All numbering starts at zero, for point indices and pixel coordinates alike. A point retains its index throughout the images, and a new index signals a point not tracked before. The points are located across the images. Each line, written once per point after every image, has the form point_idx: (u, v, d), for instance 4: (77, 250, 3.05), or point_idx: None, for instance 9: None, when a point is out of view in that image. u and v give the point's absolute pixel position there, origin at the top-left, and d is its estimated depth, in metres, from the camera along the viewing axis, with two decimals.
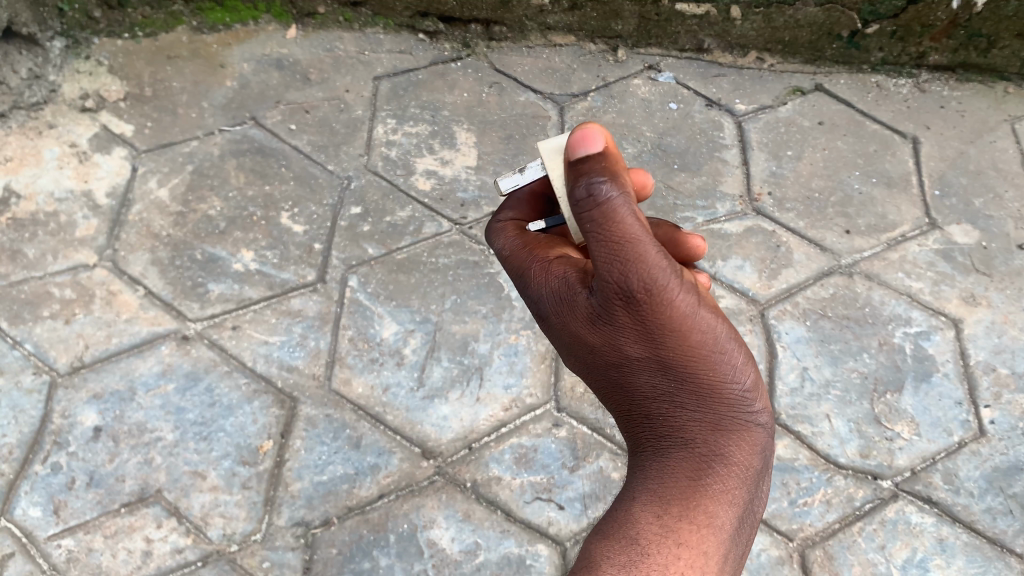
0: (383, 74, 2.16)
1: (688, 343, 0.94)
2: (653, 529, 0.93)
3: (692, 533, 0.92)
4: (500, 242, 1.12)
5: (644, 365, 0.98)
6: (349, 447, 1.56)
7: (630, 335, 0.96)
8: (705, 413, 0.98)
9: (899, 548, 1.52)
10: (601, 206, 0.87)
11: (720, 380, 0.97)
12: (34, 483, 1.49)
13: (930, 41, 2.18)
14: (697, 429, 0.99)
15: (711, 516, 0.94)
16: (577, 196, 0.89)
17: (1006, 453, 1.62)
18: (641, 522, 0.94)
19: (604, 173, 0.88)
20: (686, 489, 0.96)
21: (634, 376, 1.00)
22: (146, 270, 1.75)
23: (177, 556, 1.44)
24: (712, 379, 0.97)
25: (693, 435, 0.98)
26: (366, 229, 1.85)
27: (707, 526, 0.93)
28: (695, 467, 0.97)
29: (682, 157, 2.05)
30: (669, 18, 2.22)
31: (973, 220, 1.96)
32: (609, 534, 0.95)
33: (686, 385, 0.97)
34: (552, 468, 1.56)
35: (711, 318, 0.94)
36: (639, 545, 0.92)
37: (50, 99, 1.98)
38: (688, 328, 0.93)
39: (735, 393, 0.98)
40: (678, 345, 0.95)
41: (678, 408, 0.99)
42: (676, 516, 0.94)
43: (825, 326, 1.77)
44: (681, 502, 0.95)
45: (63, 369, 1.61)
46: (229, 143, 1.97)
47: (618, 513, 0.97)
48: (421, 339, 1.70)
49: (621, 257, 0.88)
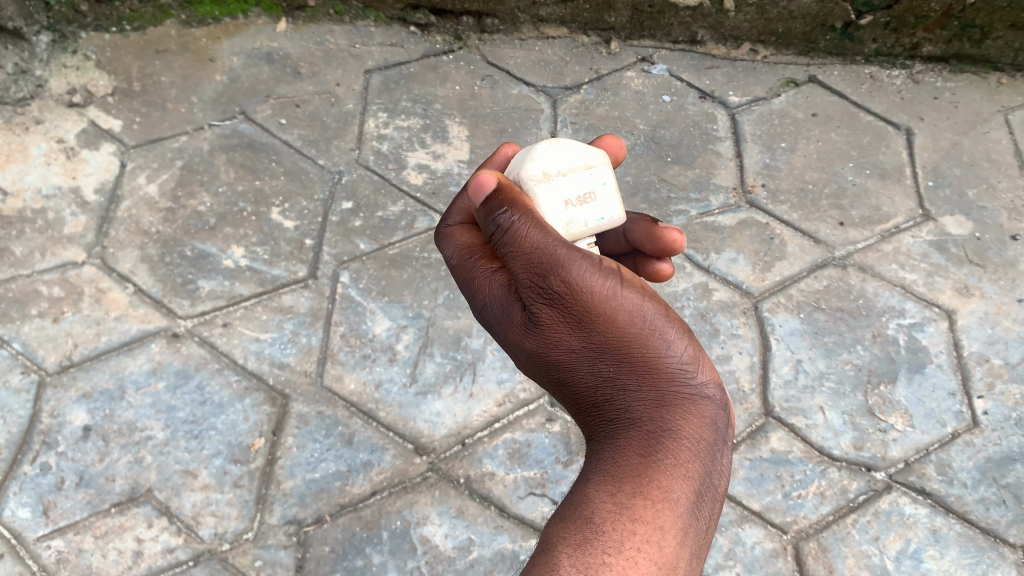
0: (373, 68, 2.14)
1: (618, 327, 0.97)
2: (607, 506, 0.88)
3: (647, 508, 0.87)
4: (450, 248, 1.11)
5: (583, 360, 1.00)
6: (341, 444, 1.55)
7: (563, 330, 0.98)
8: (648, 392, 0.98)
9: (893, 539, 1.52)
10: (506, 231, 0.95)
11: (656, 358, 0.98)
12: (23, 484, 1.48)
13: (924, 32, 2.17)
14: (641, 411, 0.97)
15: (665, 491, 0.89)
16: (489, 231, 0.96)
17: (1000, 443, 1.62)
18: (594, 502, 0.89)
19: (505, 204, 0.95)
20: (638, 466, 0.92)
21: (578, 372, 1.01)
22: (135, 267, 1.74)
23: (169, 556, 1.43)
24: (647, 357, 0.98)
25: (640, 416, 0.97)
26: (358, 224, 1.84)
27: (663, 501, 0.88)
28: (644, 444, 0.94)
29: (675, 149, 2.04)
30: (663, 10, 2.20)
31: (967, 211, 1.95)
32: (563, 517, 0.90)
33: (626, 369, 0.98)
34: (546, 463, 1.56)
35: (635, 300, 0.97)
36: (593, 523, 0.87)
37: (36, 94, 1.95)
38: (616, 311, 0.96)
39: (673, 367, 0.98)
40: (609, 331, 0.97)
41: (622, 391, 0.99)
42: (631, 493, 0.89)
43: (819, 318, 1.77)
44: (634, 479, 0.91)
45: (51, 369, 1.59)
46: (218, 139, 1.95)
47: (572, 497, 0.92)
48: (414, 335, 1.69)
49: (535, 264, 0.94)
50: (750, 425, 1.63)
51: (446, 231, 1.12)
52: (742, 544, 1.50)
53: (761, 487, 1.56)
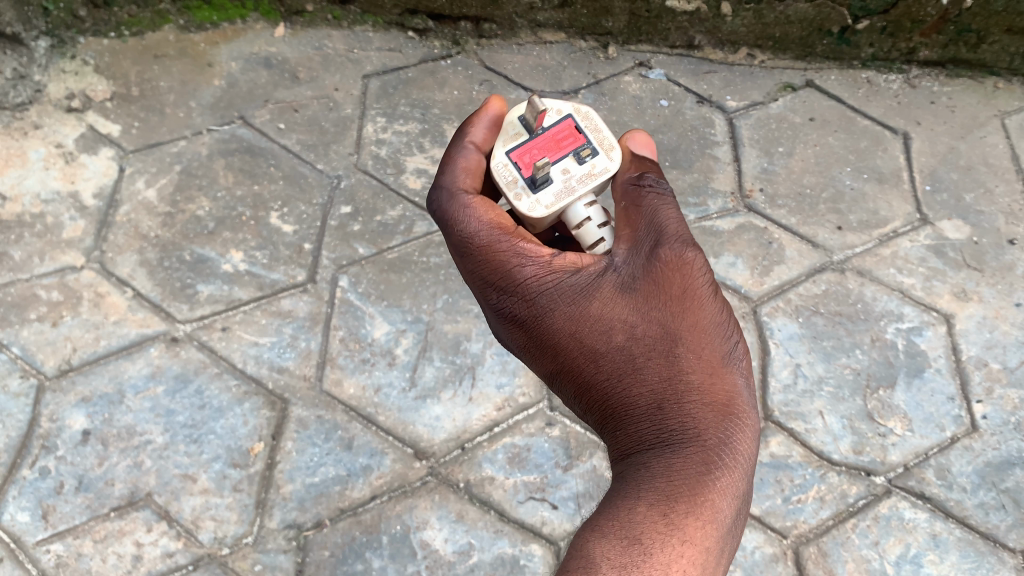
0: (372, 73, 2.14)
1: (702, 322, 0.95)
2: (657, 526, 0.85)
3: (698, 529, 0.85)
4: (471, 222, 1.01)
5: (660, 347, 0.94)
6: (341, 448, 1.55)
7: (659, 306, 0.95)
8: (716, 400, 0.93)
9: (893, 544, 1.52)
10: (660, 194, 1.03)
11: (725, 363, 0.95)
12: (22, 489, 1.47)
13: (920, 37, 2.18)
14: (706, 417, 0.92)
15: (715, 511, 0.87)
16: (648, 183, 1.03)
17: (999, 448, 1.62)
18: (644, 520, 0.86)
19: (660, 176, 1.06)
20: (692, 483, 0.88)
21: (647, 364, 0.94)
22: (134, 271, 1.73)
23: (168, 561, 1.43)
24: (720, 360, 0.95)
25: (701, 424, 0.91)
26: (357, 229, 1.84)
27: (712, 523, 0.86)
28: (702, 459, 0.90)
29: (673, 154, 2.04)
30: (660, 15, 2.21)
31: (964, 215, 1.96)
32: (607, 531, 0.86)
33: (698, 368, 0.93)
34: (545, 467, 1.55)
35: (719, 300, 0.99)
36: (640, 544, 0.84)
37: (35, 99, 1.95)
38: (704, 304, 0.96)
39: (737, 378, 0.96)
40: (696, 323, 0.95)
41: (689, 399, 0.92)
42: (683, 512, 0.86)
43: (817, 323, 1.77)
44: (687, 498, 0.87)
45: (50, 372, 1.59)
46: (217, 143, 1.95)
47: (614, 507, 0.88)
48: (413, 339, 1.69)
49: (668, 230, 0.99)
50: None
51: (460, 202, 1.02)
52: (741, 549, 1.50)
53: (761, 491, 1.56)
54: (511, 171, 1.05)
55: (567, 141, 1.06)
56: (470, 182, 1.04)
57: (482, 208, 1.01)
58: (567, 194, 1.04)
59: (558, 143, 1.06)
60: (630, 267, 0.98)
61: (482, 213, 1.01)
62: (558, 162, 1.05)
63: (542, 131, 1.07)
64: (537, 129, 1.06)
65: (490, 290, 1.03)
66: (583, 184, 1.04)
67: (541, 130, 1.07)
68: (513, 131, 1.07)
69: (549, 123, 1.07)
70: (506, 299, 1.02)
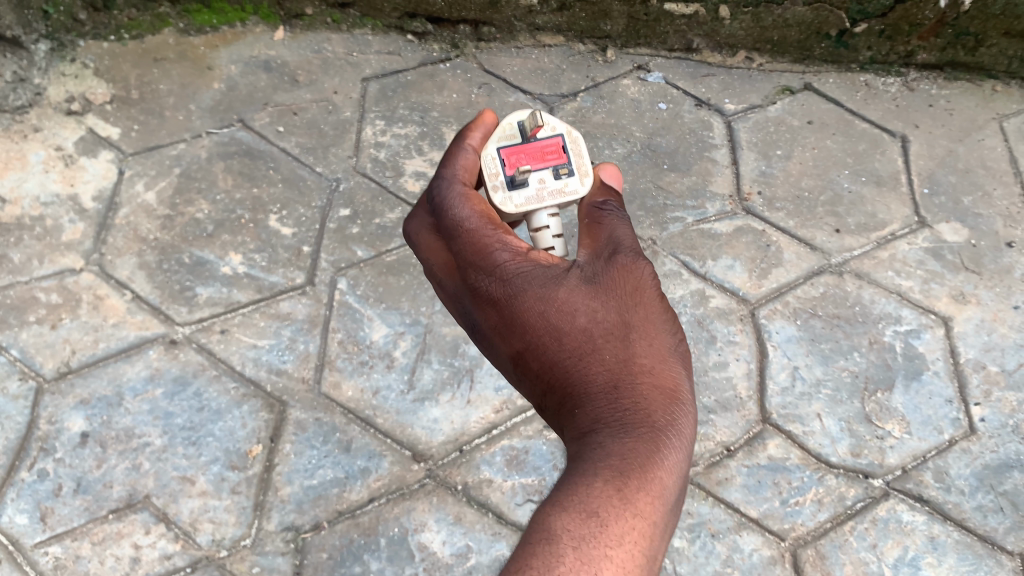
0: (371, 76, 2.15)
1: (654, 315, 0.95)
2: (611, 498, 0.81)
3: (647, 504, 0.82)
4: (461, 208, 1.00)
5: (618, 332, 0.93)
6: (339, 451, 1.55)
7: (618, 296, 0.95)
8: (667, 384, 0.91)
9: (891, 546, 1.51)
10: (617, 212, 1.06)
11: (673, 353, 0.94)
12: (20, 491, 1.47)
13: (918, 40, 2.19)
14: (658, 398, 0.89)
15: (662, 489, 0.83)
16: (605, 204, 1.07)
17: (997, 450, 1.62)
18: (596, 492, 0.81)
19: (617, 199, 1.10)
20: (644, 459, 0.84)
21: (605, 347, 0.92)
22: (133, 274, 1.74)
23: (166, 563, 1.43)
24: (670, 350, 0.94)
25: (653, 403, 0.88)
26: (356, 231, 1.84)
27: (659, 499, 0.83)
28: (654, 436, 0.86)
29: (672, 157, 2.05)
30: (658, 19, 2.22)
31: (962, 218, 1.96)
32: (565, 505, 0.81)
33: (650, 354, 0.92)
34: (543, 470, 1.55)
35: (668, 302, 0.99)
36: (597, 516, 0.80)
37: (34, 102, 1.96)
38: (656, 301, 0.96)
39: (684, 370, 0.95)
40: (649, 315, 0.95)
41: (642, 379, 0.90)
42: (635, 488, 0.82)
43: (815, 325, 1.77)
44: (639, 472, 0.83)
45: (49, 375, 1.59)
46: (216, 146, 1.96)
47: (568, 483, 0.84)
48: (411, 342, 1.69)
49: (626, 241, 1.01)
50: (746, 432, 1.63)
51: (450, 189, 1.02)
52: (739, 551, 1.50)
53: (758, 494, 1.56)
54: (496, 164, 1.09)
55: (552, 155, 1.11)
56: (466, 176, 1.05)
57: (474, 199, 1.01)
58: (536, 201, 1.09)
59: (544, 154, 1.12)
60: (590, 263, 0.98)
61: (473, 201, 1.01)
62: (538, 171, 1.10)
63: (534, 139, 1.12)
64: (528, 137, 1.12)
65: (464, 271, 0.99)
66: (553, 197, 1.10)
67: (533, 138, 1.12)
68: (507, 130, 1.12)
69: (541, 134, 1.13)
70: (476, 278, 0.98)
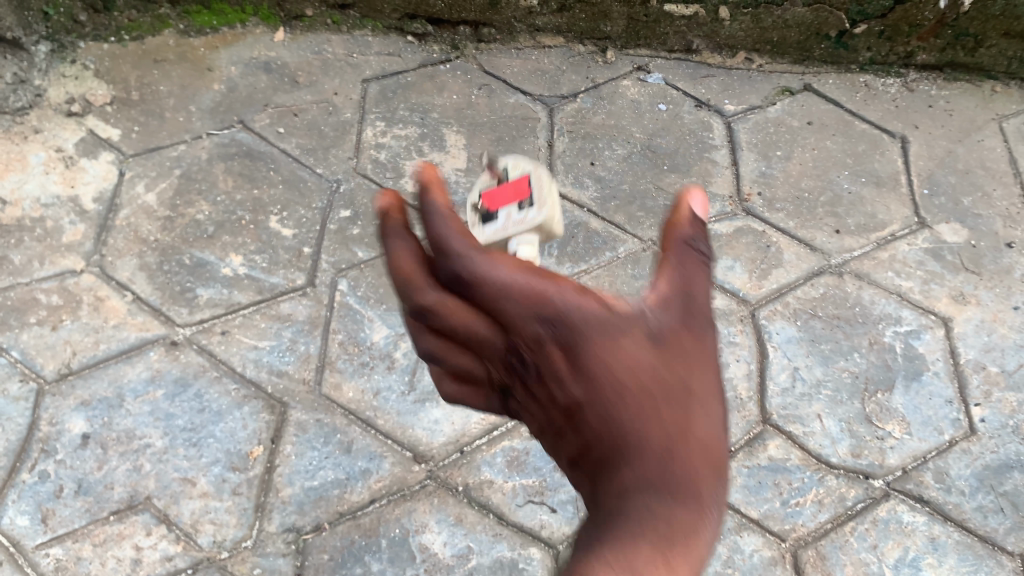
0: (371, 77, 2.15)
1: (699, 377, 0.68)
2: None
3: None
4: (460, 262, 0.66)
5: (657, 389, 0.65)
6: (340, 452, 1.55)
7: (660, 349, 0.67)
8: (705, 465, 0.65)
9: (891, 547, 1.51)
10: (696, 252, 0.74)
11: (716, 424, 0.67)
12: (21, 492, 1.47)
13: (918, 40, 2.20)
14: (689, 474, 0.64)
15: None
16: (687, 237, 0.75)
17: (997, 451, 1.63)
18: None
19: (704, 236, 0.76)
20: (658, 546, 0.61)
21: (634, 408, 0.65)
22: (133, 275, 1.74)
23: (167, 564, 1.42)
24: (714, 421, 0.67)
25: (681, 481, 0.64)
26: (356, 232, 1.84)
27: None
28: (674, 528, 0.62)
29: (672, 158, 2.06)
30: (658, 19, 2.23)
31: (962, 218, 1.96)
32: None
33: (689, 422, 0.66)
34: (544, 471, 1.56)
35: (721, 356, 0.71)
36: None
37: (35, 104, 1.95)
38: (705, 355, 0.69)
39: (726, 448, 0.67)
40: (694, 377, 0.67)
41: (674, 453, 0.64)
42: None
43: (815, 326, 1.78)
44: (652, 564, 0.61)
45: (50, 377, 1.59)
46: (217, 147, 1.96)
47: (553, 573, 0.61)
48: (412, 343, 1.69)
49: (690, 294, 0.70)
50: (747, 432, 1.63)
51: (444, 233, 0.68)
52: (740, 552, 1.49)
53: (759, 494, 1.56)
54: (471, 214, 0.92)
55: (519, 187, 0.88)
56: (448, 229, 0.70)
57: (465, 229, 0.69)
58: (501, 239, 0.87)
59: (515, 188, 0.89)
60: (639, 310, 0.68)
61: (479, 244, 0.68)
62: (504, 208, 0.88)
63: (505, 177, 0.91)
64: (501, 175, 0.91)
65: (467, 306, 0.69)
66: (519, 230, 0.86)
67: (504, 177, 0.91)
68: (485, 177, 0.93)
69: (513, 170, 0.91)
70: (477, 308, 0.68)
